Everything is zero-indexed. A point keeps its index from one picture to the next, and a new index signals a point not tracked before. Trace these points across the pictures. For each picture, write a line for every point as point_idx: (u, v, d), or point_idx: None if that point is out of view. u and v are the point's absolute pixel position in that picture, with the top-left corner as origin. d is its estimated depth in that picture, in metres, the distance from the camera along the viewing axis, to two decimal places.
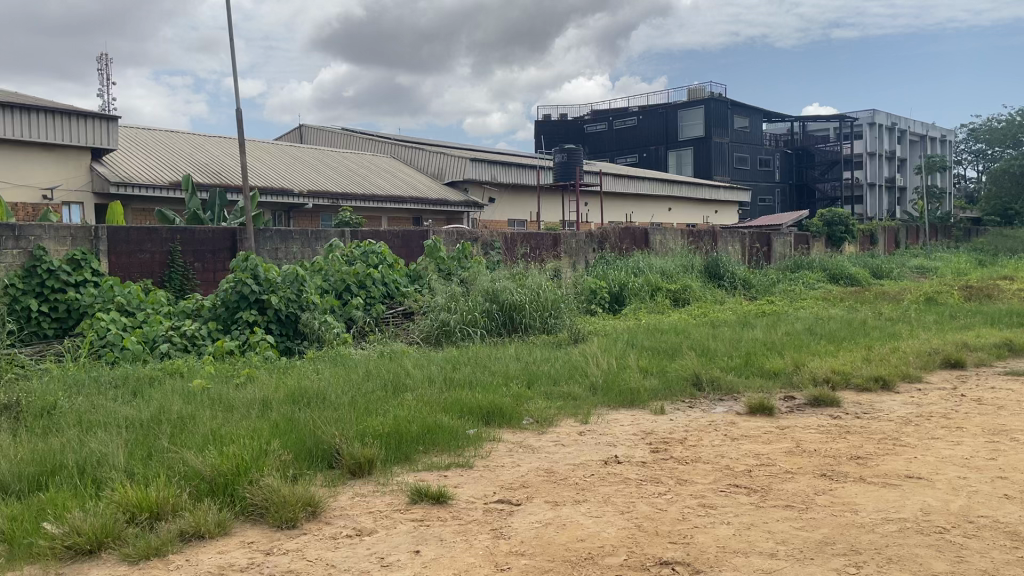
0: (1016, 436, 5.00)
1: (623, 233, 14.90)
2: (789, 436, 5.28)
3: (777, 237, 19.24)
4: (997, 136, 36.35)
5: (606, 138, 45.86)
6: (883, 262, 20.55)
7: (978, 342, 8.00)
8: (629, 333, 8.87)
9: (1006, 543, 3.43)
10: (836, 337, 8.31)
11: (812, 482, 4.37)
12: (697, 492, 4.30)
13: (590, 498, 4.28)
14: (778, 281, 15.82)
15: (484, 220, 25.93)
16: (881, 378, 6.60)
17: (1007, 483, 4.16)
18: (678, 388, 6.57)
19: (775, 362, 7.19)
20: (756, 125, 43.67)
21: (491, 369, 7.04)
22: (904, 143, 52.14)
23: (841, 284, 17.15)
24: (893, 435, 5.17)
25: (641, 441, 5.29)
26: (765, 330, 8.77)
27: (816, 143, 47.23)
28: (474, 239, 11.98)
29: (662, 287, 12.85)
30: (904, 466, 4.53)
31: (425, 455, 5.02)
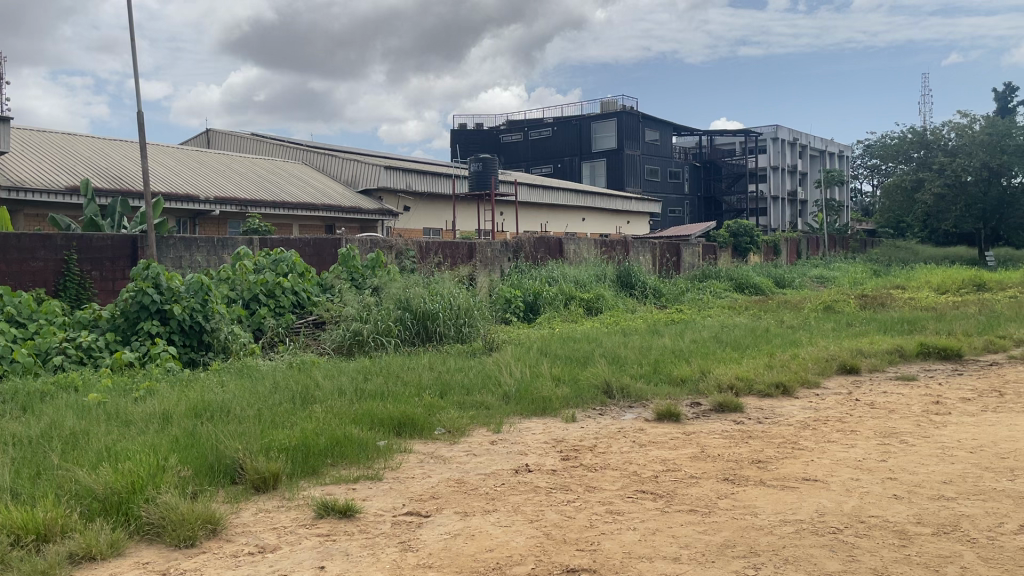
0: (905, 438, 5.26)
1: (538, 243, 15.02)
2: (695, 442, 5.42)
3: (687, 247, 19.76)
4: (889, 152, 36.68)
5: (522, 148, 46.19)
6: (786, 272, 21.33)
7: (872, 349, 8.36)
8: (542, 342, 8.93)
9: (894, 543, 3.59)
10: (740, 345, 8.58)
11: (716, 486, 4.48)
12: (606, 498, 4.36)
13: (499, 507, 4.28)
14: (687, 290, 16.20)
15: (399, 228, 25.74)
16: (782, 384, 6.83)
17: (896, 483, 4.36)
18: (590, 395, 6.65)
19: (682, 369, 7.36)
20: (667, 138, 44.84)
21: (404, 379, 6.97)
22: (805, 158, 54.44)
23: (746, 293, 17.72)
24: (792, 439, 5.36)
25: (551, 449, 5.34)
26: (674, 338, 8.97)
27: (723, 157, 48.83)
28: (389, 248, 11.85)
29: (576, 296, 13.01)
30: (801, 469, 4.70)
31: (333, 467, 4.93)
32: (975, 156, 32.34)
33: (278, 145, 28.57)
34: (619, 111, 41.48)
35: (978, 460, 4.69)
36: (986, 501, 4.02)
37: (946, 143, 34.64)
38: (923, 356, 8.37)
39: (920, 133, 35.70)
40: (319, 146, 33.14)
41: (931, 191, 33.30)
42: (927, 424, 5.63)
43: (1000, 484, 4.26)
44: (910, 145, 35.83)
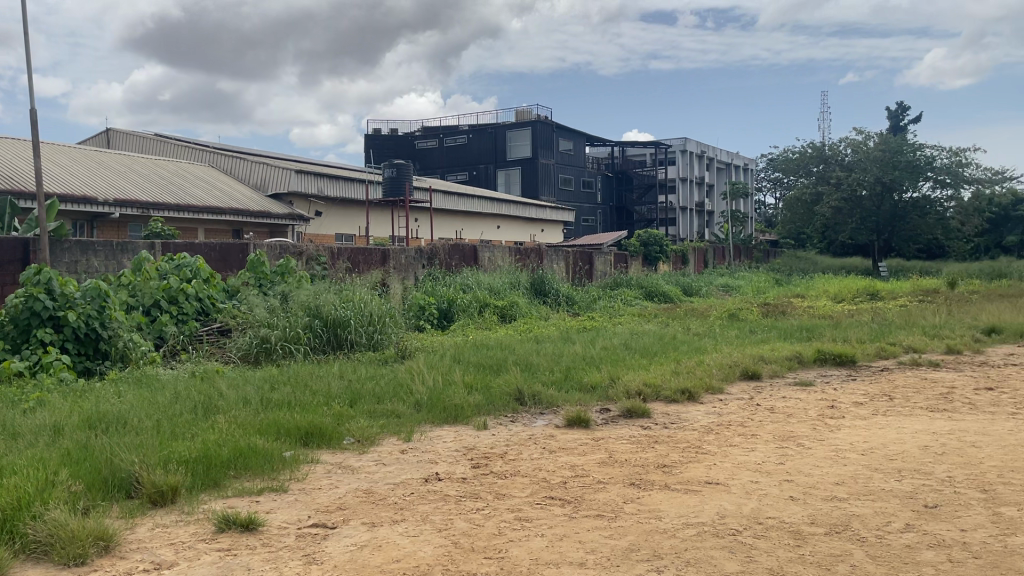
0: (802, 442, 5.48)
1: (452, 251, 15.00)
2: (603, 447, 5.50)
3: (599, 256, 20.10)
4: (791, 166, 38.10)
5: (436, 154, 46.04)
6: (694, 281, 21.95)
7: (773, 355, 8.68)
8: (456, 349, 8.91)
9: (790, 543, 3.73)
10: (649, 351, 8.77)
11: (622, 491, 4.56)
12: (514, 505, 4.37)
13: (408, 517, 4.24)
14: (599, 298, 16.47)
15: (310, 233, 25.27)
16: (687, 390, 7.02)
17: (792, 485, 4.54)
18: (502, 402, 6.66)
19: (592, 375, 7.46)
20: (580, 148, 45.54)
21: (313, 387, 6.84)
22: (712, 171, 56.18)
23: (655, 301, 18.14)
24: (696, 443, 5.51)
25: (462, 457, 5.33)
26: (584, 345, 9.10)
27: (634, 168, 49.91)
28: (299, 253, 11.62)
29: (490, 303, 13.04)
30: (704, 472, 4.84)
31: (235, 480, 4.78)
32: (870, 171, 34.00)
33: (185, 146, 27.68)
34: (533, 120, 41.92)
35: (868, 462, 4.93)
36: (875, 502, 4.22)
37: (843, 158, 36.28)
38: (819, 363, 8.74)
39: (819, 147, 37.25)
40: (228, 148, 32.28)
41: (829, 204, 34.85)
42: (823, 428, 5.88)
43: (888, 484, 4.49)
44: (810, 158, 37.45)
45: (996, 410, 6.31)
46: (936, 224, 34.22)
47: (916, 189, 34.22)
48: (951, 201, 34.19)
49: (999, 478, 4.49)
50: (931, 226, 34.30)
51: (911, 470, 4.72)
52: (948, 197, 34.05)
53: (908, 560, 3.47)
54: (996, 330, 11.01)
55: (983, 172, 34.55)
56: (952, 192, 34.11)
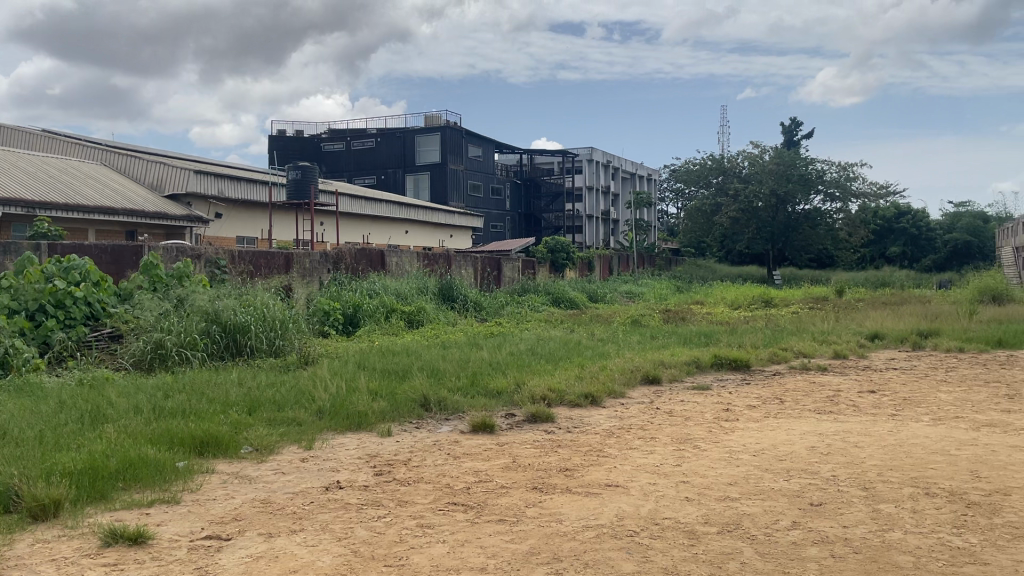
0: (698, 444, 5.65)
1: (359, 254, 14.82)
2: (506, 452, 5.55)
3: (507, 262, 20.23)
4: (692, 177, 39.08)
5: (343, 158, 45.30)
6: (599, 287, 22.36)
7: (673, 360, 8.93)
8: (361, 355, 8.81)
9: (684, 542, 3.84)
10: (554, 357, 8.88)
11: (525, 496, 4.60)
12: (416, 512, 4.35)
13: (307, 526, 4.15)
14: (506, 303, 16.57)
15: (210, 236, 24.47)
16: (591, 394, 7.14)
17: (688, 487, 4.67)
18: (406, 409, 6.61)
19: (498, 381, 7.49)
20: (489, 154, 45.74)
21: (210, 395, 6.62)
22: (617, 180, 57.36)
23: (561, 307, 18.39)
24: (597, 447, 5.61)
25: (364, 464, 5.26)
26: (491, 351, 9.13)
27: (542, 176, 50.46)
28: (197, 256, 11.18)
29: (397, 308, 12.93)
30: (604, 475, 4.94)
31: (125, 492, 4.58)
32: (765, 183, 35.45)
33: (76, 143, 26.36)
34: (443, 126, 41.87)
35: (759, 463, 5.13)
36: (764, 501, 4.39)
37: (741, 170, 37.61)
38: (716, 367, 9.05)
39: (718, 160, 38.50)
40: (124, 147, 30.96)
41: (728, 215, 36.14)
42: (718, 430, 6.08)
43: (777, 484, 4.68)
44: (709, 170, 38.63)
45: (876, 412, 6.67)
46: (826, 235, 36.04)
47: (808, 202, 35.97)
48: (840, 212, 36.10)
49: (878, 476, 4.75)
50: (822, 237, 36.06)
51: (799, 469, 4.94)
52: (837, 210, 35.97)
53: (794, 557, 3.63)
54: (879, 336, 11.65)
55: (869, 186, 36.56)
56: (840, 205, 36.04)
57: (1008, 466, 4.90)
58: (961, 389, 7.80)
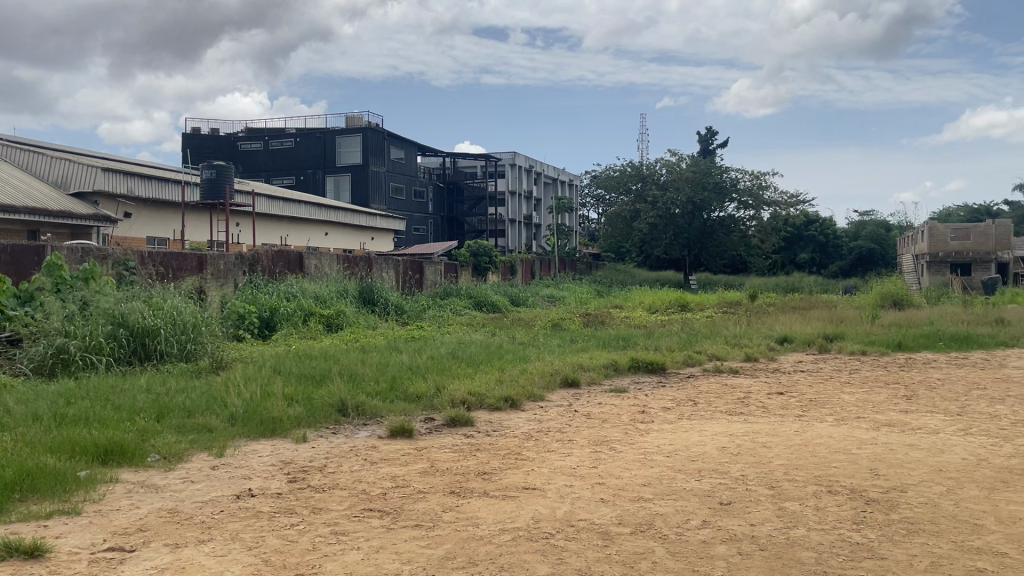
0: (614, 446, 5.73)
1: (276, 257, 14.50)
2: (425, 456, 5.51)
3: (429, 265, 20.12)
4: (612, 183, 39.50)
5: (261, 157, 44.21)
6: (520, 291, 22.47)
7: (592, 363, 9.04)
8: (276, 359, 8.62)
9: (597, 543, 3.90)
10: (475, 361, 8.87)
11: (441, 500, 4.58)
12: (330, 519, 4.28)
13: (216, 536, 4.04)
14: (428, 307, 16.49)
15: (118, 236, 23.56)
16: (510, 398, 7.16)
17: (604, 488, 4.74)
18: (323, 414, 6.50)
19: (418, 385, 7.44)
20: (411, 157, 45.48)
21: (115, 402, 6.37)
22: (540, 185, 57.81)
23: (483, 311, 18.43)
24: (515, 450, 5.63)
25: (278, 471, 5.15)
26: (411, 354, 9.08)
27: (465, 180, 50.44)
28: (103, 257, 10.73)
29: (316, 312, 12.73)
30: (522, 478, 4.96)
31: (21, 504, 4.37)
32: (682, 190, 36.34)
33: None
34: (364, 127, 41.42)
35: (672, 463, 5.25)
36: (676, 501, 4.49)
37: (659, 177, 38.28)
38: (633, 370, 9.20)
39: (637, 167, 38.94)
40: (26, 141, 29.50)
41: (646, 220, 36.76)
42: (633, 432, 6.19)
43: (689, 484, 4.79)
44: (629, 177, 39.04)
45: (784, 412, 6.91)
46: (740, 241, 37.17)
47: (723, 209, 37.01)
48: (753, 220, 37.33)
49: (784, 475, 4.91)
50: (735, 244, 37.16)
51: (710, 470, 5.07)
52: (750, 217, 37.17)
53: (704, 555, 3.72)
54: (788, 340, 12.05)
55: (781, 195, 37.83)
56: (753, 213, 37.25)
57: (904, 464, 5.14)
58: (862, 390, 8.16)
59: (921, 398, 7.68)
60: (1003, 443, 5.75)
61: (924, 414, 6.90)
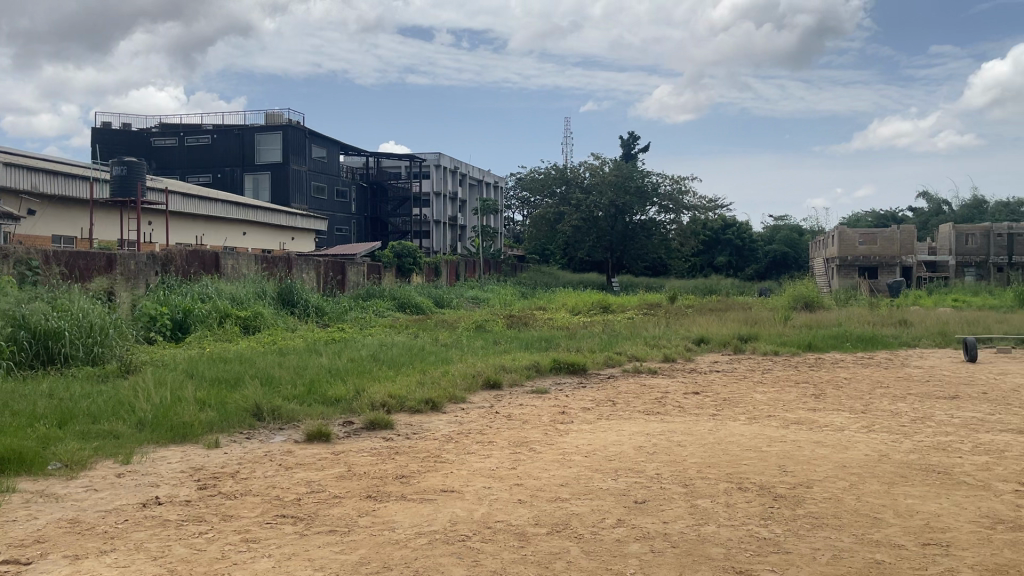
0: (534, 447, 5.76)
1: (190, 257, 14.09)
2: (342, 460, 5.43)
3: (351, 266, 19.85)
4: (537, 186, 39.76)
5: (176, 154, 42.82)
6: (444, 292, 22.38)
7: (513, 365, 9.06)
8: (189, 362, 8.36)
9: (513, 544, 3.91)
10: (396, 363, 8.80)
11: (357, 505, 4.51)
12: (241, 526, 4.17)
13: (119, 546, 3.88)
14: (349, 309, 16.28)
15: (21, 234, 22.49)
16: (431, 400, 7.12)
17: (521, 489, 4.76)
18: (237, 419, 6.34)
19: (337, 388, 7.32)
20: (333, 156, 44.85)
21: (13, 408, 6.06)
22: (465, 186, 57.78)
23: (406, 312, 18.30)
24: (435, 452, 5.60)
25: (187, 478, 4.99)
26: (331, 357, 8.94)
27: (389, 180, 50.02)
28: (3, 255, 10.19)
29: (232, 314, 12.41)
30: (441, 481, 4.93)
31: None
32: (605, 194, 36.85)
33: None
34: (285, 124, 40.60)
35: (590, 463, 5.30)
36: (593, 501, 4.53)
37: (582, 180, 38.70)
38: (555, 371, 9.27)
39: (562, 170, 39.39)
40: None
41: (570, 223, 37.09)
42: (553, 432, 6.23)
43: (606, 483, 4.85)
44: (554, 180, 39.42)
45: (699, 412, 7.07)
46: (660, 244, 37.93)
47: (644, 213, 37.71)
48: (673, 224, 38.13)
49: (697, 473, 5.02)
50: (656, 246, 37.96)
51: (626, 469, 5.14)
52: (671, 220, 37.95)
53: (617, 554, 3.77)
54: (704, 340, 12.37)
55: (700, 200, 38.82)
56: (674, 216, 38.06)
57: (811, 460, 5.32)
58: (773, 389, 8.41)
59: (829, 396, 7.97)
60: (903, 439, 6.01)
61: (831, 411, 7.17)
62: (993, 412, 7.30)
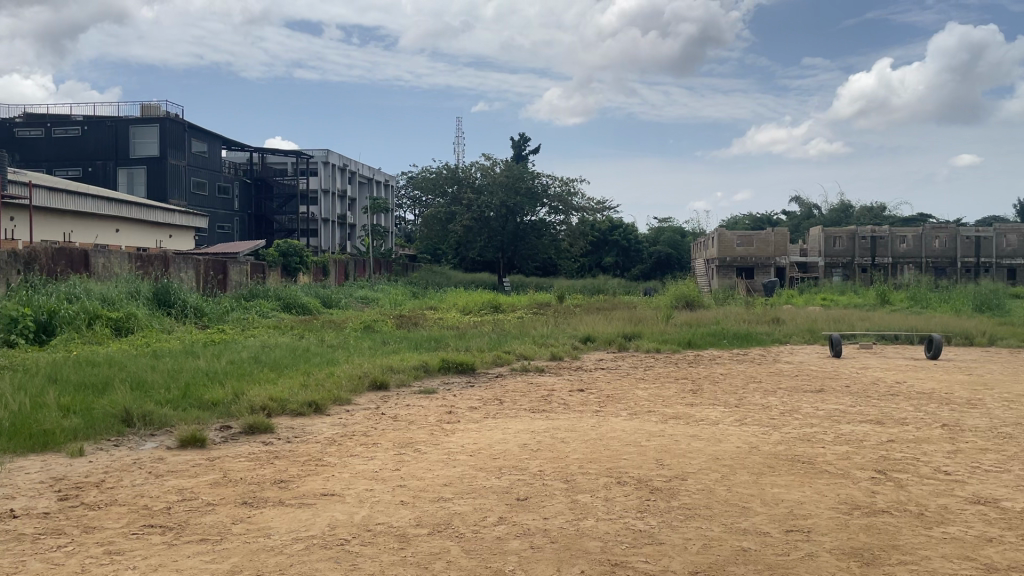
0: (419, 447, 5.72)
1: (57, 254, 13.30)
2: (218, 467, 5.24)
3: (233, 265, 19.17)
4: (429, 185, 39.58)
5: (43, 146, 40.29)
6: (333, 292, 21.94)
7: (401, 365, 8.96)
8: (51, 367, 7.85)
9: (393, 546, 3.86)
10: (278, 364, 8.58)
11: (231, 512, 4.36)
12: (105, 538, 3.96)
13: None
14: (232, 309, 15.78)
15: None
16: (314, 403, 6.98)
17: (404, 490, 4.72)
18: (105, 426, 6.01)
19: (215, 392, 7.06)
20: (215, 151, 43.26)
21: None
22: (355, 184, 56.85)
23: (292, 313, 17.87)
24: (317, 455, 5.48)
25: (47, 489, 4.69)
26: (208, 359, 8.59)
27: (274, 176, 48.66)
28: None
29: (102, 315, 11.78)
30: (321, 484, 4.83)
31: None
32: (496, 195, 37.05)
33: None
34: (162, 117, 38.84)
35: (474, 462, 5.31)
36: (475, 499, 4.54)
37: (473, 180, 38.68)
38: (443, 371, 9.23)
39: (453, 170, 39.29)
40: None
41: (462, 223, 37.09)
42: (438, 432, 6.21)
43: (489, 482, 4.87)
44: (446, 179, 39.31)
45: (583, 408, 7.21)
46: (551, 244, 38.48)
47: (535, 213, 38.25)
48: (563, 225, 38.76)
49: (578, 469, 5.11)
50: (546, 247, 38.51)
51: (510, 467, 5.18)
52: (560, 222, 38.58)
53: (497, 551, 3.78)
54: (590, 339, 12.58)
55: (589, 202, 39.68)
56: (563, 217, 38.71)
57: (686, 453, 5.51)
58: (653, 386, 8.66)
59: (705, 392, 8.28)
60: (772, 432, 6.31)
61: (707, 406, 7.45)
62: (854, 404, 7.77)
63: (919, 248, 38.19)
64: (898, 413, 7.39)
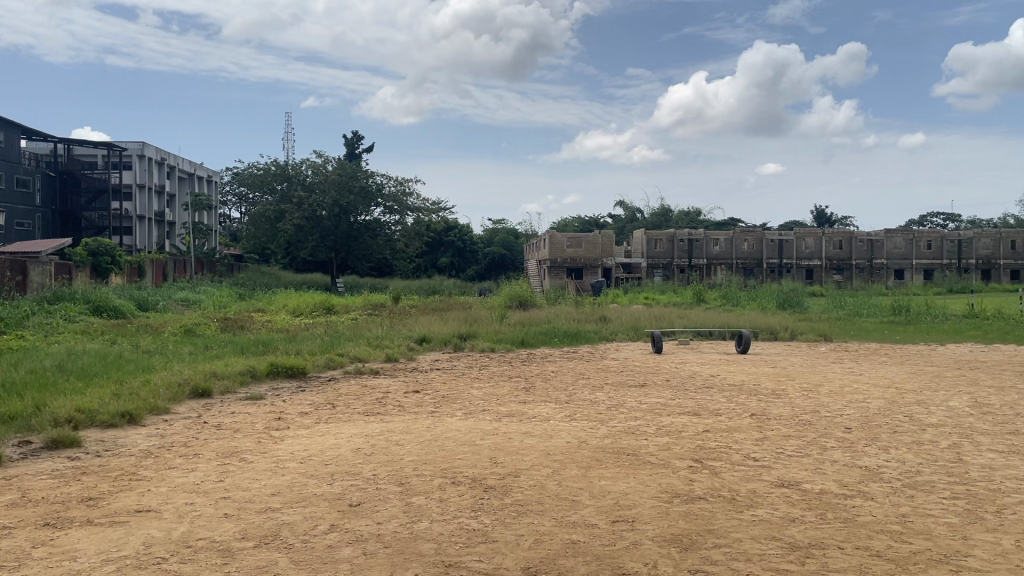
0: (245, 456, 5.47)
1: None
2: (15, 486, 4.75)
3: (34, 265, 17.54)
4: (256, 181, 38.16)
5: None
6: (150, 295, 20.53)
7: (225, 371, 8.53)
8: None
9: (217, 561, 3.66)
10: (86, 372, 7.91)
11: (31, 535, 3.96)
12: None
13: None
14: (31, 313, 14.40)
15: None
16: (127, 413, 6.48)
17: (228, 502, 4.48)
18: None
19: (12, 404, 6.41)
20: (12, 140, 39.38)
21: None
22: (173, 180, 53.59)
23: (104, 317, 16.58)
24: (131, 470, 5.10)
25: None
26: (3, 369, 7.77)
27: (82, 169, 44.94)
28: None
29: None
30: (136, 500, 4.50)
31: None
32: (328, 194, 36.17)
33: None
34: None
35: (304, 469, 5.14)
36: (305, 507, 4.40)
37: (303, 178, 37.40)
38: (272, 376, 8.89)
39: (283, 167, 37.91)
40: None
41: (292, 222, 35.92)
42: (267, 441, 5.95)
43: (320, 488, 4.73)
44: (274, 176, 38.00)
45: (418, 410, 7.18)
46: (385, 244, 37.90)
47: (369, 213, 37.56)
48: (398, 225, 38.36)
49: (412, 470, 5.07)
50: (381, 247, 37.89)
51: (342, 472, 5.06)
52: (395, 222, 38.22)
53: (327, 560, 3.68)
54: (425, 340, 12.56)
55: (423, 202, 39.56)
56: (398, 217, 38.39)
57: (519, 450, 5.61)
58: (488, 384, 8.80)
59: (537, 389, 8.49)
60: (599, 426, 6.56)
61: (539, 403, 7.64)
62: (673, 397, 8.24)
63: (730, 250, 41.33)
64: (713, 404, 7.91)
